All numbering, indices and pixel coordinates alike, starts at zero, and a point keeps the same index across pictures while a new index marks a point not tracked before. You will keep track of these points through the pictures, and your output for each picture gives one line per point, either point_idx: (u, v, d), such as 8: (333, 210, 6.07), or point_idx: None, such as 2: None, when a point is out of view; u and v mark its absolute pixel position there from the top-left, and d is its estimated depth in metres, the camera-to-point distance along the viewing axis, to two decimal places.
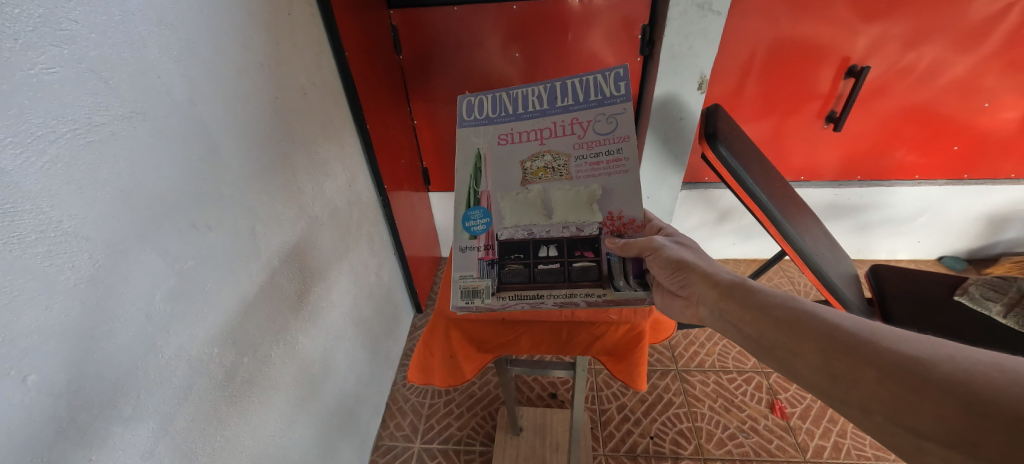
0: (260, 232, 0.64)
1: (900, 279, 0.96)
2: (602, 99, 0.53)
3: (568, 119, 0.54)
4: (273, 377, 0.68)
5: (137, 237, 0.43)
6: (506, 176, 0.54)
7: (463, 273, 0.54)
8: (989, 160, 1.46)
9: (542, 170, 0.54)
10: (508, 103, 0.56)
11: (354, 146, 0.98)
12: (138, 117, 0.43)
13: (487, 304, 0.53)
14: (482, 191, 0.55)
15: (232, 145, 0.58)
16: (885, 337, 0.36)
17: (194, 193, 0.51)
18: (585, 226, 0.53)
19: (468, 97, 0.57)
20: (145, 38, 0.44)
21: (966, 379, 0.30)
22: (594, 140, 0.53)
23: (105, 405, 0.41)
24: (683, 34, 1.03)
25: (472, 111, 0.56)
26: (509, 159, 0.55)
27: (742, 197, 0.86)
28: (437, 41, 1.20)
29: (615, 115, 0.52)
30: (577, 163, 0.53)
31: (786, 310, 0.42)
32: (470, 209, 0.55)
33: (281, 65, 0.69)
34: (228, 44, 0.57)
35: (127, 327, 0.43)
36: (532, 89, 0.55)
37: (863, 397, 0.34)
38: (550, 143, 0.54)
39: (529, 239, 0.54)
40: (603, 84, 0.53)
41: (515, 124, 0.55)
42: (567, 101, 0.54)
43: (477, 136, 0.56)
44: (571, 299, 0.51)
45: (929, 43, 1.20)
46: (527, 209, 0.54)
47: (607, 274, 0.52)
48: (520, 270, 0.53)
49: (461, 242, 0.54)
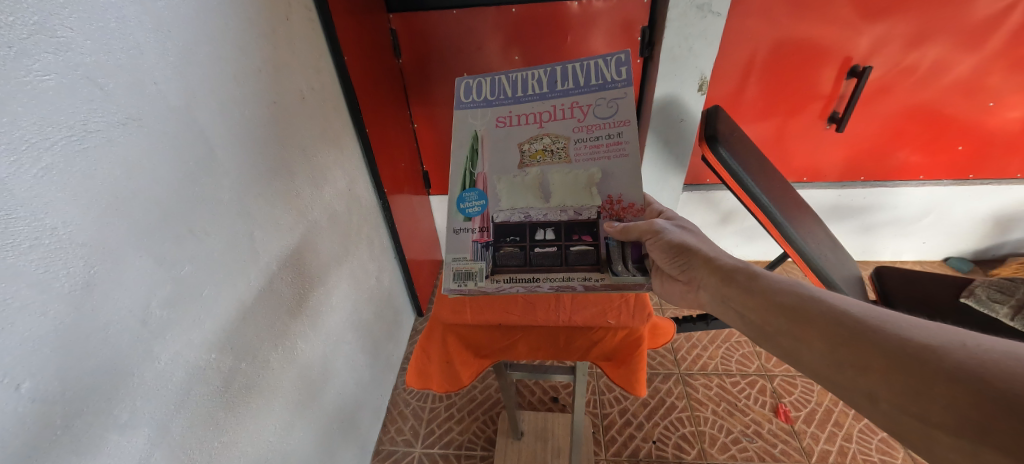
0: (258, 237, 0.64)
1: (905, 281, 0.95)
2: (602, 84, 0.53)
3: (567, 104, 0.54)
4: (271, 383, 0.68)
5: (134, 242, 0.43)
6: (503, 158, 0.53)
7: (456, 255, 0.53)
8: (995, 160, 1.44)
9: (541, 152, 0.53)
10: (507, 87, 0.56)
11: (354, 150, 0.98)
12: (134, 123, 0.43)
13: (481, 288, 0.52)
14: (479, 173, 0.54)
15: (230, 150, 0.58)
16: (894, 324, 0.35)
17: (192, 198, 0.51)
18: (583, 209, 0.52)
19: (466, 79, 0.56)
20: (141, 44, 0.44)
21: (976, 366, 0.29)
22: (594, 124, 0.53)
23: (101, 412, 0.41)
24: (683, 35, 1.03)
25: (471, 93, 0.56)
26: (507, 141, 0.54)
27: (743, 199, 0.85)
28: (437, 45, 1.20)
29: (616, 99, 0.52)
30: (576, 147, 0.52)
31: (790, 297, 0.42)
32: (466, 191, 0.54)
33: (279, 69, 0.70)
34: (224, 48, 0.57)
35: (124, 333, 0.43)
36: (533, 72, 0.55)
37: (869, 383, 0.34)
38: (549, 126, 0.54)
39: (525, 222, 0.53)
40: (604, 69, 0.53)
41: (514, 107, 0.55)
42: (567, 86, 0.54)
43: (474, 118, 0.55)
44: (569, 282, 0.50)
45: (932, 42, 1.19)
46: (523, 192, 0.53)
47: (605, 258, 0.51)
48: (516, 253, 0.53)
49: (455, 224, 0.54)
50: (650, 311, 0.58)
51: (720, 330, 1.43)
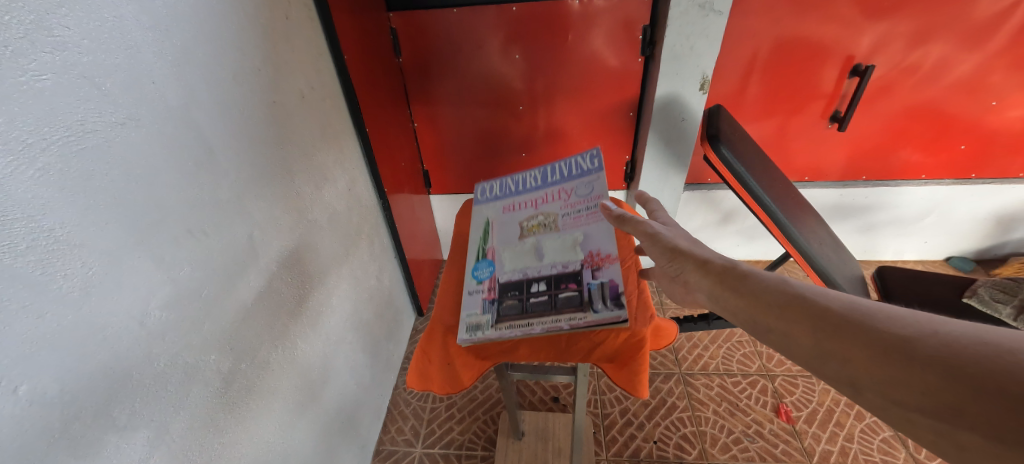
0: (257, 237, 0.63)
1: (908, 281, 0.94)
2: (581, 172, 0.66)
3: (556, 190, 0.66)
4: (271, 384, 0.67)
5: (132, 243, 0.43)
6: (507, 234, 0.62)
7: (467, 311, 0.53)
8: (998, 159, 1.43)
9: (537, 226, 0.61)
10: (513, 185, 0.71)
11: (354, 150, 0.98)
12: (132, 123, 0.43)
13: (485, 336, 0.49)
14: (489, 247, 0.62)
15: (229, 150, 0.57)
16: (873, 314, 0.32)
17: (191, 199, 0.50)
18: (569, 263, 0.54)
19: (485, 184, 0.74)
20: (139, 44, 0.44)
21: (959, 352, 0.27)
22: (577, 201, 0.62)
23: (99, 415, 0.40)
24: (684, 34, 1.03)
25: (485, 193, 0.73)
26: (511, 222, 0.64)
27: (744, 198, 0.84)
28: (437, 43, 1.19)
29: (593, 182, 0.63)
30: (564, 218, 0.60)
31: (770, 290, 0.39)
32: (478, 263, 0.60)
33: (278, 68, 0.69)
34: (223, 47, 0.56)
35: (123, 335, 0.42)
36: (530, 174, 0.71)
37: (855, 376, 0.31)
38: (543, 208, 0.64)
39: (524, 278, 0.55)
40: (583, 163, 0.67)
41: (517, 198, 0.69)
42: (556, 178, 0.67)
43: (487, 210, 0.69)
44: (559, 322, 0.47)
45: (935, 41, 1.18)
46: (522, 256, 0.58)
47: (587, 299, 0.49)
48: (515, 304, 0.52)
49: (469, 287, 0.57)
50: (651, 313, 0.56)
51: (720, 330, 1.43)
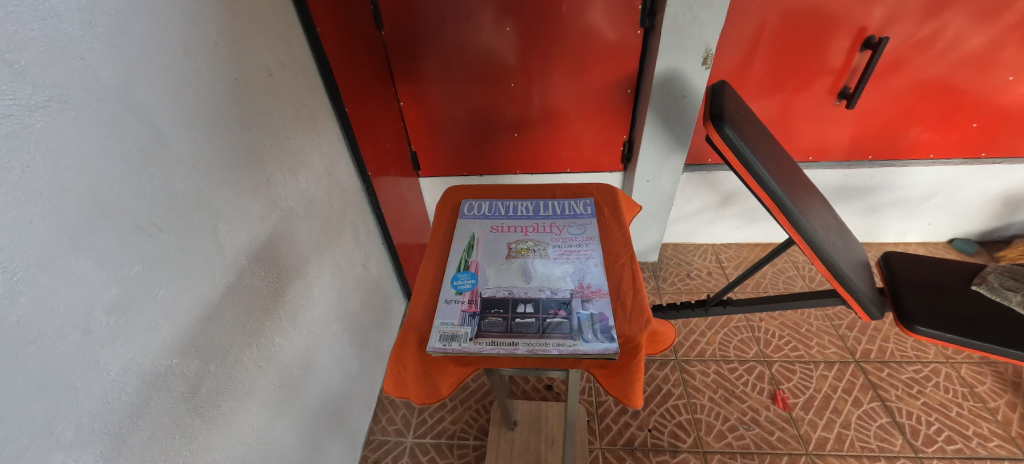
0: (222, 230, 0.59)
1: (916, 265, 0.90)
2: (574, 214, 0.64)
3: (547, 223, 0.63)
4: (246, 384, 0.64)
5: (64, 244, 0.38)
6: (494, 252, 0.57)
7: (443, 319, 0.48)
8: (1010, 137, 1.38)
9: (525, 250, 0.57)
10: (502, 208, 0.66)
11: (332, 132, 0.91)
12: (57, 105, 0.37)
13: (463, 349, 0.45)
14: (472, 260, 0.56)
15: (181, 135, 0.51)
16: None
17: (135, 190, 0.45)
18: (559, 290, 0.51)
19: (471, 201, 0.68)
20: (60, 12, 0.37)
21: None
22: (568, 237, 0.60)
23: (37, 433, 0.36)
24: (688, 4, 0.96)
25: (473, 209, 0.66)
26: (498, 241, 0.60)
27: (747, 182, 0.78)
28: (422, 16, 1.10)
29: (584, 224, 0.62)
30: (553, 249, 0.57)
31: None
32: (458, 273, 0.54)
33: (239, 42, 0.62)
34: (168, 16, 0.49)
35: (62, 344, 0.38)
36: (521, 203, 0.67)
37: None
38: (532, 235, 0.60)
39: (509, 297, 0.50)
40: (575, 206, 0.66)
41: (506, 221, 0.64)
42: (547, 212, 0.65)
43: (473, 225, 0.63)
44: (547, 346, 0.44)
45: (957, 13, 1.11)
46: (509, 274, 0.54)
47: (577, 328, 0.46)
48: (499, 322, 0.47)
49: (446, 295, 0.51)
50: (649, 317, 0.48)
51: (718, 316, 1.40)
